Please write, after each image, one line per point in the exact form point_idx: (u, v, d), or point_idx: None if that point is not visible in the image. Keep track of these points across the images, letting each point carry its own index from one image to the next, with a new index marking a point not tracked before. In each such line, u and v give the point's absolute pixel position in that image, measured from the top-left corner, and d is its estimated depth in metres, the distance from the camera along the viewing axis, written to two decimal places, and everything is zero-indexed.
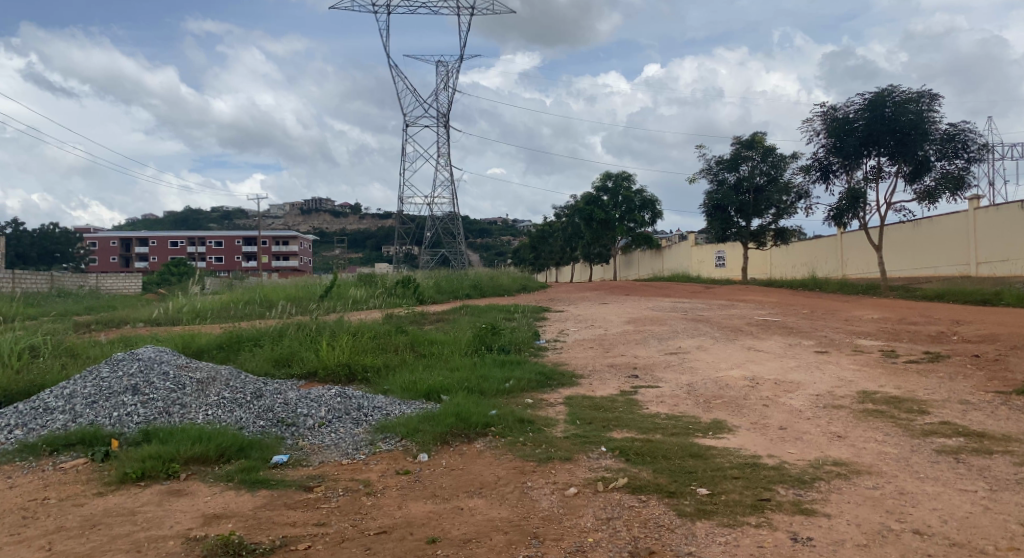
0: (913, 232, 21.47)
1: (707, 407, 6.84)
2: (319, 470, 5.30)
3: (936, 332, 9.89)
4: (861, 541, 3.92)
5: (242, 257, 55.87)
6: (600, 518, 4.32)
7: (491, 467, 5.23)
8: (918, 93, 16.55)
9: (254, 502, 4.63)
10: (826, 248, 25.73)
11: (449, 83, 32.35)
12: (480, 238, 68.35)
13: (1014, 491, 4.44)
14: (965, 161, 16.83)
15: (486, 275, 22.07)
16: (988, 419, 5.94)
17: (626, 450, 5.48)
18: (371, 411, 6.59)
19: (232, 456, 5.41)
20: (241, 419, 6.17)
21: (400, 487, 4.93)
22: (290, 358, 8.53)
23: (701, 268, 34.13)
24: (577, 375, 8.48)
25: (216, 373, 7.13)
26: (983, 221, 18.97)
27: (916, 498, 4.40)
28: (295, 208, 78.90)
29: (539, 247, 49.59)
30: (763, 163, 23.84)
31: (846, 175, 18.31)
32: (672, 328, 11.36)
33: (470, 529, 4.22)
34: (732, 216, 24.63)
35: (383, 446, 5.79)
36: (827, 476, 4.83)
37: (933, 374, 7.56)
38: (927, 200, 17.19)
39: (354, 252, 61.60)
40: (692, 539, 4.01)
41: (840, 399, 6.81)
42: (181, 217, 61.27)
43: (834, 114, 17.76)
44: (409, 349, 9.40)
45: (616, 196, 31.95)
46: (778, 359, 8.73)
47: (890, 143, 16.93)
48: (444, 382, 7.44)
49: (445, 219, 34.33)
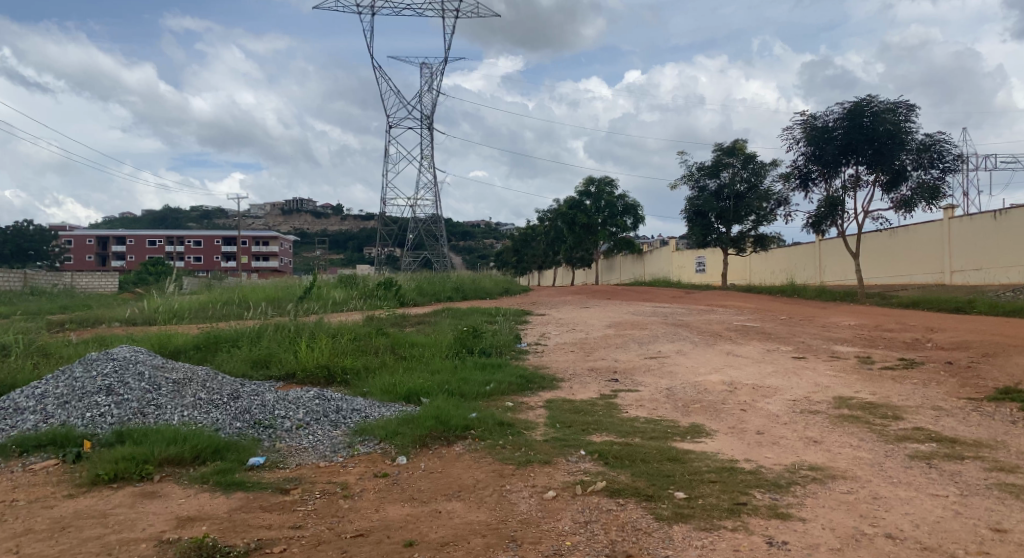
0: (889, 240, 21.76)
1: (685, 411, 6.88)
2: (295, 473, 5.27)
3: (911, 339, 10.02)
4: (834, 545, 3.95)
5: (221, 257, 55.34)
6: (578, 521, 4.33)
7: (470, 470, 5.23)
8: (895, 104, 16.74)
9: (230, 504, 4.59)
10: (805, 255, 26.03)
11: (432, 84, 32.12)
12: (462, 241, 68.37)
13: (983, 496, 4.51)
14: (940, 171, 17.09)
15: (468, 278, 21.99)
16: (960, 425, 6.02)
17: (605, 453, 5.50)
18: (349, 413, 6.56)
19: (208, 457, 5.36)
20: (217, 420, 6.10)
21: (378, 490, 4.91)
22: (268, 360, 8.46)
23: (682, 273, 34.32)
24: (557, 378, 8.48)
25: (193, 374, 7.05)
26: (957, 230, 19.27)
27: (889, 503, 4.46)
28: (276, 208, 78.30)
29: (522, 250, 49.62)
30: (744, 171, 24.03)
31: (825, 183, 18.54)
32: (652, 332, 11.41)
33: (448, 532, 4.20)
34: (713, 222, 24.78)
35: (362, 448, 5.77)
36: (802, 481, 4.88)
37: (907, 380, 7.65)
38: (904, 209, 17.51)
39: (336, 253, 61.34)
40: (669, 542, 4.03)
41: (817, 405, 6.87)
42: (160, 217, 60.72)
43: (813, 123, 17.91)
44: (390, 351, 9.36)
45: (598, 201, 32.03)
46: (757, 364, 8.80)
47: (868, 152, 17.12)
48: (425, 384, 7.42)
49: (428, 221, 33.98)
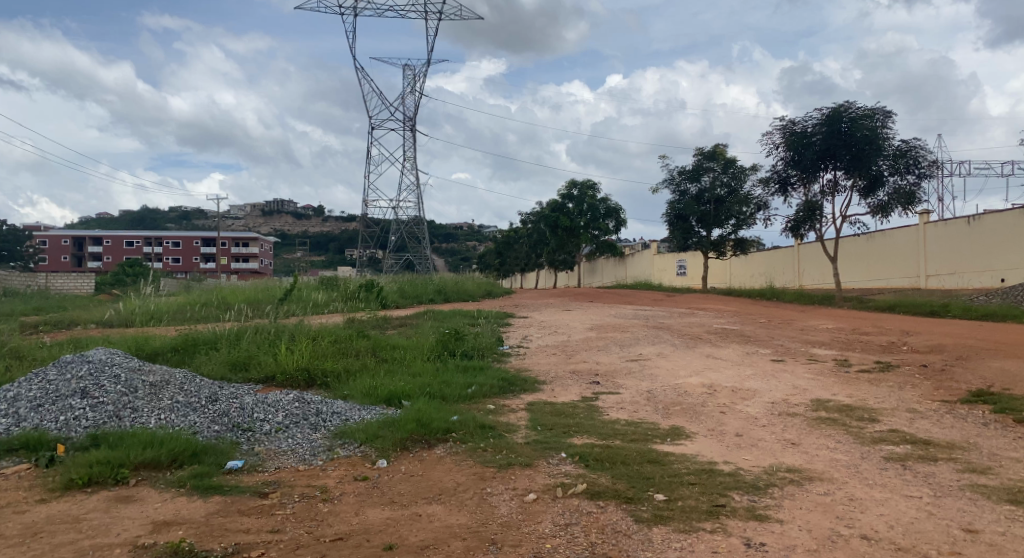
0: (866, 244, 22.03)
1: (665, 414, 6.91)
2: (274, 476, 5.23)
3: (887, 342, 10.14)
4: (811, 546, 3.99)
5: (200, 257, 54.79)
6: (559, 524, 4.34)
7: (451, 474, 5.22)
8: (872, 110, 16.93)
9: (207, 508, 4.55)
10: (783, 259, 26.29)
11: (415, 86, 32.02)
12: (444, 244, 68.24)
13: (956, 497, 4.58)
14: (916, 177, 17.35)
15: (450, 280, 21.93)
16: (934, 427, 6.11)
17: (586, 456, 5.52)
18: (330, 416, 6.52)
19: (185, 461, 5.31)
20: (195, 423, 6.04)
21: (358, 494, 4.89)
22: (247, 362, 8.40)
23: (663, 276, 34.51)
24: (538, 381, 8.49)
25: (170, 377, 6.97)
26: (932, 235, 19.54)
27: (864, 505, 4.51)
28: (256, 209, 77.72)
29: (504, 253, 49.64)
30: (724, 175, 24.21)
31: (804, 188, 18.74)
32: (633, 335, 11.47)
33: (428, 536, 4.19)
34: (693, 226, 24.96)
35: (342, 451, 5.74)
36: (780, 483, 4.92)
37: (883, 383, 7.75)
38: (880, 214, 17.75)
39: (317, 255, 60.97)
40: (648, 544, 4.05)
41: (795, 407, 6.94)
42: (137, 217, 60.01)
43: (792, 128, 18.10)
44: (370, 354, 9.32)
45: (581, 204, 32.10)
46: (736, 366, 8.87)
47: (846, 158, 17.31)
48: (406, 387, 7.40)
49: (410, 223, 33.89)
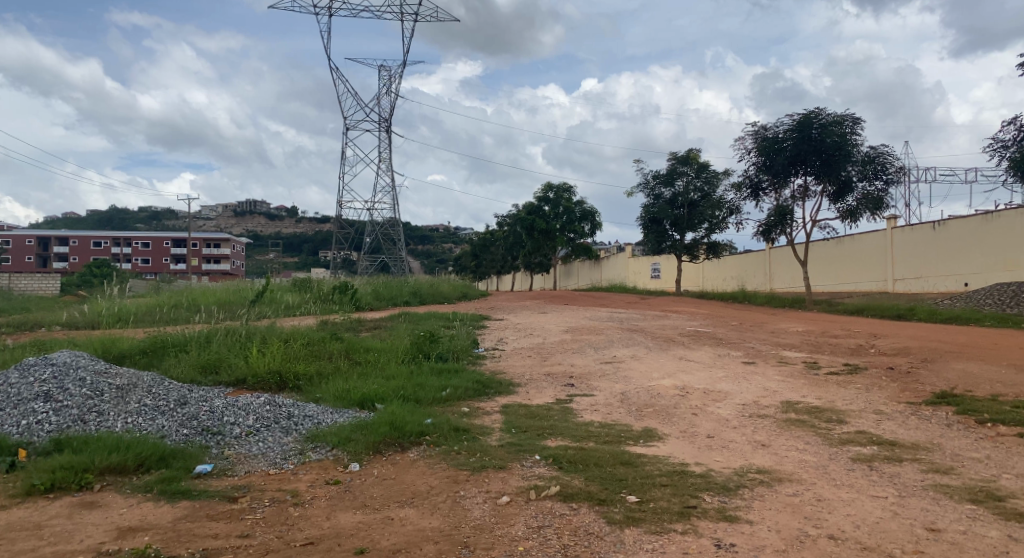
0: (835, 249, 22.38)
1: (638, 416, 6.96)
2: (244, 481, 5.16)
3: (855, 345, 10.30)
4: (780, 546, 4.04)
5: (170, 258, 54.04)
6: (532, 526, 4.35)
7: (424, 477, 5.20)
8: (841, 116, 17.20)
9: (174, 513, 4.48)
10: (755, 263, 26.61)
11: (391, 87, 31.98)
12: (419, 245, 68.01)
13: (920, 496, 4.66)
14: (884, 183, 17.67)
15: (425, 282, 21.87)
16: (899, 428, 6.22)
17: (559, 458, 5.53)
18: (301, 419, 6.46)
19: (153, 466, 5.23)
20: (163, 427, 5.95)
21: (330, 497, 4.85)
22: (218, 365, 8.30)
23: (638, 279, 34.72)
24: (513, 383, 8.49)
25: (137, 380, 6.85)
26: (899, 240, 19.89)
27: (832, 505, 4.57)
28: (228, 209, 76.84)
29: (480, 255, 49.62)
30: (698, 179, 24.41)
31: (775, 193, 19.00)
32: (608, 337, 11.51)
33: (400, 539, 4.17)
34: (667, 229, 25.16)
35: (314, 455, 5.69)
36: (750, 484, 4.97)
37: (852, 385, 7.86)
38: (849, 219, 18.04)
39: (290, 256, 60.41)
40: (621, 546, 4.07)
41: (765, 409, 7.02)
42: (105, 217, 58.96)
43: (764, 133, 18.32)
44: (344, 356, 9.25)
45: (557, 207, 32.20)
46: (708, 369, 8.95)
47: (816, 163, 17.57)
48: (379, 389, 7.36)
49: (385, 224, 33.75)
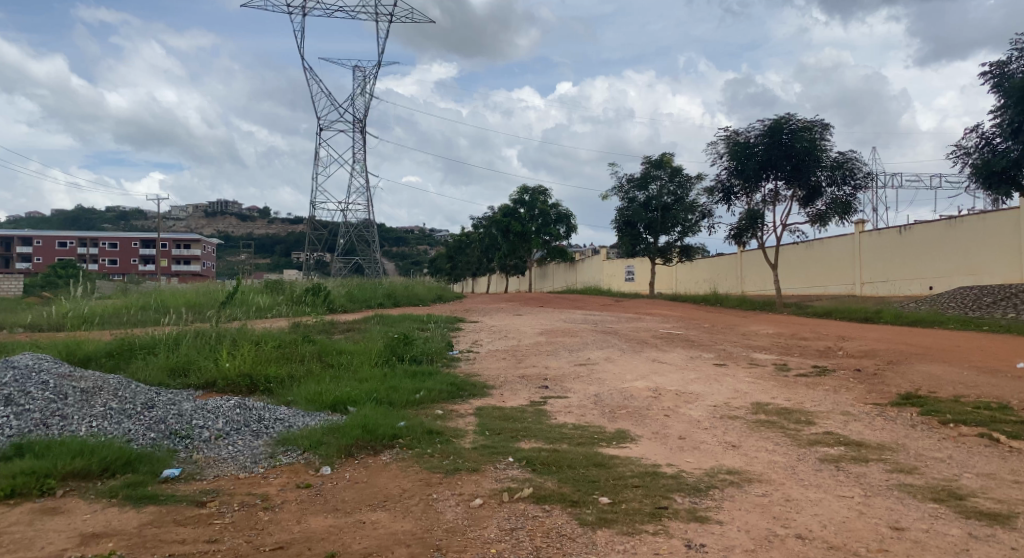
0: (805, 253, 22.70)
1: (612, 417, 6.99)
2: (213, 485, 5.10)
3: (824, 347, 10.45)
4: (748, 546, 4.08)
5: (139, 259, 53.23)
6: (504, 529, 4.34)
7: (396, 480, 5.16)
8: (811, 122, 17.41)
9: (140, 519, 4.41)
10: (727, 266, 26.90)
11: (365, 88, 31.85)
12: (394, 247, 67.74)
13: (885, 496, 4.74)
14: (852, 188, 17.98)
15: (400, 284, 21.77)
16: (866, 429, 6.32)
17: (533, 460, 5.54)
18: (272, 423, 6.39)
19: (118, 470, 5.14)
20: (129, 430, 5.85)
21: (300, 501, 4.80)
22: (187, 367, 8.19)
23: (612, 281, 34.89)
24: (488, 386, 8.48)
25: (103, 382, 6.74)
26: (867, 244, 20.22)
27: (800, 505, 4.63)
28: (199, 209, 75.84)
29: (456, 257, 49.56)
30: (671, 183, 24.60)
31: (746, 197, 19.22)
32: (582, 339, 11.55)
33: (372, 543, 4.14)
34: (641, 232, 25.32)
35: (284, 459, 5.63)
36: (720, 485, 5.02)
37: (820, 387, 7.97)
38: (818, 223, 18.33)
39: (262, 257, 59.78)
40: (593, 547, 4.08)
41: (736, 410, 7.09)
42: (72, 217, 57.84)
43: (736, 138, 18.51)
44: (316, 359, 9.18)
45: (532, 209, 32.27)
46: (681, 371, 9.01)
47: (786, 168, 17.81)
48: (352, 392, 7.31)
49: (359, 226, 33.55)
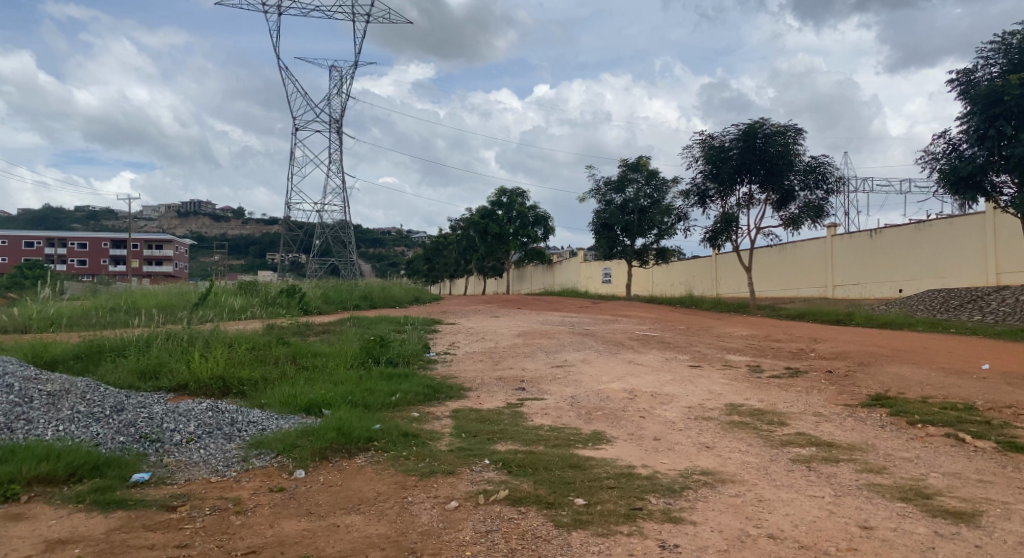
0: (779, 256, 22.96)
1: (588, 419, 7.01)
2: (184, 489, 5.02)
3: (796, 349, 10.57)
4: (721, 546, 4.11)
5: (109, 259, 52.39)
6: (479, 531, 4.33)
7: (371, 483, 5.13)
8: (784, 127, 17.56)
9: (108, 524, 4.33)
10: (702, 268, 27.13)
11: (341, 88, 31.61)
12: (371, 248, 67.44)
13: (855, 495, 4.80)
14: (824, 192, 18.22)
15: (376, 286, 21.64)
16: (836, 430, 6.40)
17: (509, 462, 5.53)
18: (245, 426, 6.32)
19: (85, 475, 5.05)
20: (97, 434, 5.75)
21: (273, 505, 4.75)
22: (158, 370, 8.06)
23: (589, 283, 35.02)
24: (464, 388, 8.46)
25: (71, 385, 6.62)
26: (839, 247, 20.50)
27: (772, 505, 4.67)
28: (171, 209, 74.83)
29: (433, 258, 49.46)
30: (647, 186, 24.74)
31: (721, 200, 19.39)
32: (559, 341, 11.57)
33: (345, 547, 4.11)
34: (618, 235, 25.43)
35: (257, 462, 5.57)
36: (694, 486, 5.05)
37: (792, 388, 8.06)
38: (791, 226, 18.56)
39: (236, 258, 59.13)
40: (567, 549, 4.09)
41: (710, 411, 7.15)
42: (39, 216, 56.72)
43: (711, 142, 18.65)
44: (290, 361, 9.09)
45: (510, 211, 32.26)
46: (656, 372, 9.07)
47: (760, 172, 18.00)
48: (327, 395, 7.24)
49: (335, 226, 33.31)
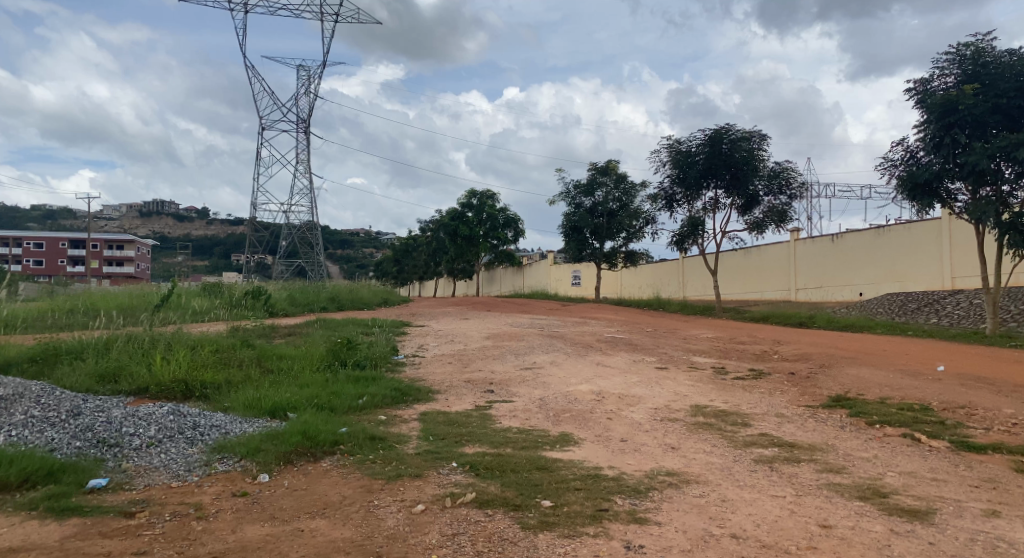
0: (744, 259, 23.28)
1: (555, 421, 7.02)
2: (143, 495, 4.93)
3: (761, 351, 10.72)
4: (685, 546, 4.14)
5: (67, 260, 51.11)
6: (446, 534, 4.31)
7: (336, 487, 5.08)
8: (750, 133, 17.84)
9: (63, 531, 4.23)
10: (669, 271, 27.39)
11: (309, 88, 31.25)
12: (339, 249, 66.87)
13: (815, 495, 4.89)
14: (788, 197, 18.54)
15: (344, 288, 21.43)
16: (798, 430, 6.51)
17: (476, 465, 5.51)
18: (207, 430, 6.21)
19: (40, 481, 4.93)
20: (53, 439, 5.61)
21: (236, 510, 4.68)
22: (117, 374, 7.88)
23: (558, 286, 35.14)
24: (432, 390, 8.42)
25: (25, 390, 6.46)
26: (802, 251, 20.85)
27: (735, 505, 4.73)
28: (134, 209, 73.34)
29: (402, 260, 49.22)
30: (616, 190, 24.90)
31: (688, 204, 19.60)
32: (528, 343, 11.58)
33: (309, 551, 4.07)
34: (587, 238, 25.55)
35: (219, 466, 5.48)
36: (660, 486, 5.09)
37: (756, 390, 8.17)
38: (756, 231, 18.84)
39: (200, 259, 58.14)
40: (533, 551, 4.10)
41: (676, 413, 7.21)
42: None
43: (678, 147, 18.84)
44: (255, 364, 8.97)
45: (479, 213, 32.22)
46: (623, 374, 9.12)
47: (725, 177, 18.24)
48: (292, 399, 7.16)
49: (302, 228, 32.93)
